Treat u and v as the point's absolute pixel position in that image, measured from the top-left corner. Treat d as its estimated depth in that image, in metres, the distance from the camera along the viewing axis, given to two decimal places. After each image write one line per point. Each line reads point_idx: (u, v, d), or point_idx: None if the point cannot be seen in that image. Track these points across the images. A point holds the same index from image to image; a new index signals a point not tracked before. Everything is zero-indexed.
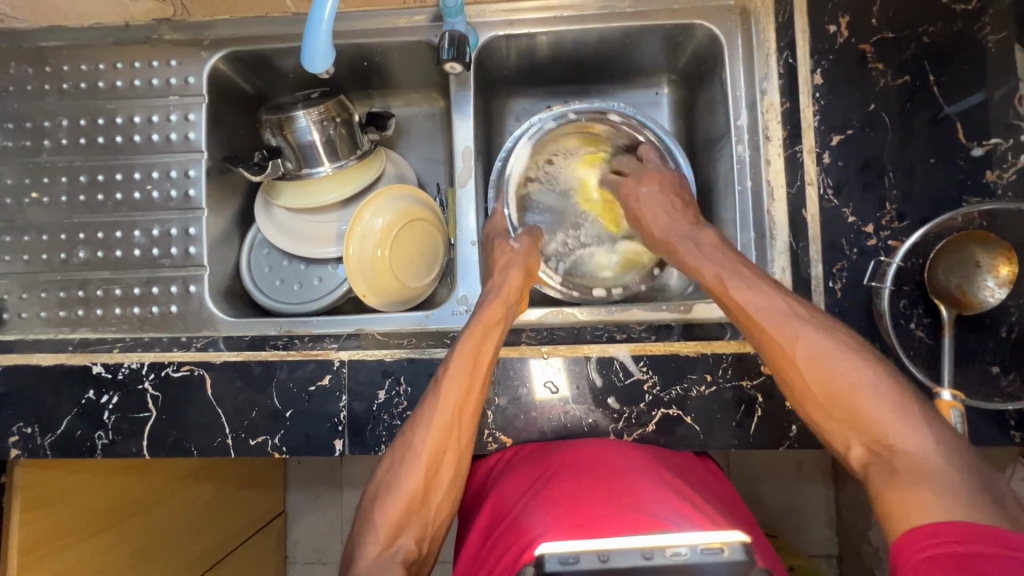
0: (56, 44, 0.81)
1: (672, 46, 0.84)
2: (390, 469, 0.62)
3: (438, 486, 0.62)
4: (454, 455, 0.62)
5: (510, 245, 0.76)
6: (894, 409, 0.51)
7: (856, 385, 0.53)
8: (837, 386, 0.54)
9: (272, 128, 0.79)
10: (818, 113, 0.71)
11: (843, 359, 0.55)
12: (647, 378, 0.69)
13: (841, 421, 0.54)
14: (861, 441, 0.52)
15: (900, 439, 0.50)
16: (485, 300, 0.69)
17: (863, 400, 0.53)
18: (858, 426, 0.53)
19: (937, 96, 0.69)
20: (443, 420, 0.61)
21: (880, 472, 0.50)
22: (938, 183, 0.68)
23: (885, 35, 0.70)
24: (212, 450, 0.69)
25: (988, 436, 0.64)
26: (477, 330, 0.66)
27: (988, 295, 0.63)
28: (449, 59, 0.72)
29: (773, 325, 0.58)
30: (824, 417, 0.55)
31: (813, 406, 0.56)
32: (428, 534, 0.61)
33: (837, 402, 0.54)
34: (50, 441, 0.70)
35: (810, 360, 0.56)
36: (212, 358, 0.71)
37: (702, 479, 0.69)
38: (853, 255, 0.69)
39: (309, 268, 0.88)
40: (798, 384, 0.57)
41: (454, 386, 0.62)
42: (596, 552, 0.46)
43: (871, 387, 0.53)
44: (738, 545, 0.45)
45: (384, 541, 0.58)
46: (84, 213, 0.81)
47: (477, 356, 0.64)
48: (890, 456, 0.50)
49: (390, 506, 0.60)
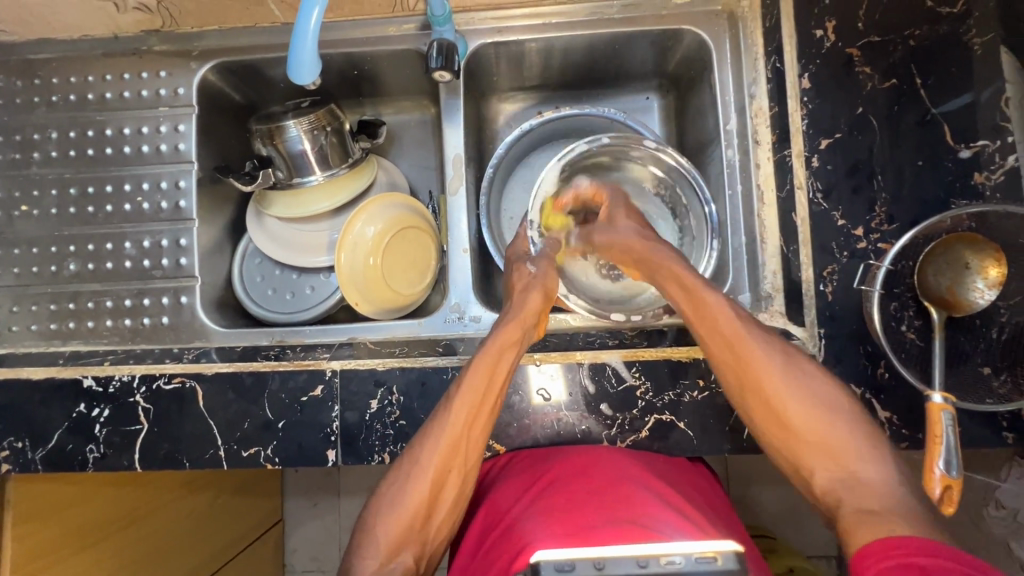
0: (46, 56, 0.81)
1: (661, 51, 0.84)
2: (394, 485, 0.61)
3: (439, 504, 0.62)
4: (459, 475, 0.62)
5: (528, 266, 0.75)
6: (860, 441, 0.55)
7: (829, 417, 0.57)
8: (812, 416, 0.57)
9: (262, 138, 0.79)
10: (806, 117, 0.71)
11: (809, 383, 0.59)
12: (640, 384, 0.69)
13: (815, 449, 0.56)
14: (824, 464, 0.56)
15: (865, 469, 0.53)
16: (502, 320, 0.68)
17: (835, 432, 0.56)
18: (827, 455, 0.56)
19: (925, 98, 0.69)
20: (453, 440, 0.61)
21: (846, 497, 0.52)
22: (927, 186, 0.68)
23: (872, 38, 0.71)
24: (205, 462, 0.69)
25: (980, 438, 0.65)
26: (495, 348, 0.65)
27: (977, 296, 0.63)
28: (437, 68, 0.72)
29: (755, 355, 0.60)
30: (792, 438, 0.58)
31: (784, 434, 0.59)
32: (426, 552, 0.61)
33: (810, 430, 0.57)
34: (41, 455, 0.70)
35: (786, 390, 0.59)
36: (204, 369, 0.71)
37: (694, 485, 0.69)
38: (843, 258, 0.69)
39: (302, 277, 0.88)
40: (775, 412, 0.59)
41: (468, 401, 0.62)
42: (593, 559, 0.45)
43: (836, 409, 0.57)
44: (731, 554, 0.45)
45: (383, 557, 0.58)
46: (75, 225, 0.80)
47: (493, 373, 0.64)
48: (857, 484, 0.53)
49: (391, 522, 0.59)
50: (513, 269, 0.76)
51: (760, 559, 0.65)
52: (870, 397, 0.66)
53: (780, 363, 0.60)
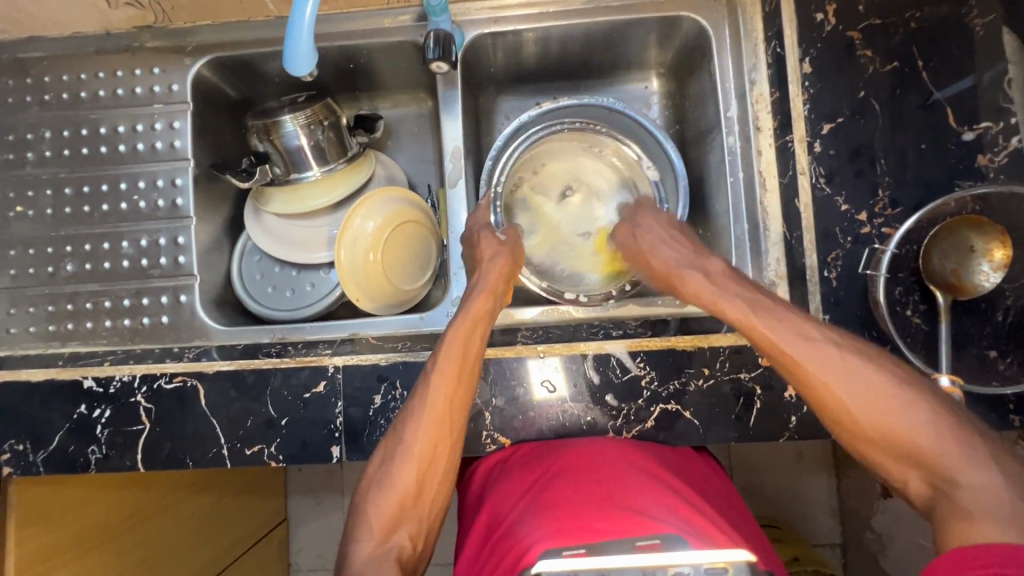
0: (37, 54, 0.80)
1: (659, 39, 0.83)
2: (382, 467, 0.61)
3: (430, 483, 0.61)
4: (446, 449, 0.62)
5: (498, 236, 0.74)
6: (951, 442, 0.51)
7: (911, 425, 0.53)
8: (888, 427, 0.53)
9: (258, 134, 0.79)
10: (807, 102, 0.70)
11: (883, 389, 0.54)
12: (645, 373, 0.68)
13: (901, 458, 0.53)
14: (922, 477, 0.52)
15: (966, 476, 0.49)
16: (471, 293, 0.68)
17: (918, 437, 0.52)
18: (913, 460, 0.52)
19: (927, 81, 0.68)
20: (433, 421, 0.61)
21: (947, 510, 0.49)
22: (929, 169, 0.67)
23: (873, 21, 0.70)
24: (208, 461, 0.69)
25: (988, 422, 0.64)
26: (466, 323, 0.65)
27: (983, 279, 0.63)
28: (435, 59, 0.71)
29: (823, 371, 0.56)
30: (880, 451, 0.55)
31: (864, 446, 0.56)
32: (422, 530, 0.61)
33: (892, 441, 0.53)
34: (42, 458, 0.69)
35: (853, 398, 0.55)
36: (205, 368, 0.70)
37: (702, 476, 0.69)
38: (847, 244, 0.68)
39: (302, 273, 0.88)
40: (846, 422, 0.56)
41: (446, 374, 0.62)
42: (596, 569, 0.45)
43: (920, 418, 0.53)
44: (743, 565, 0.44)
45: (378, 538, 0.59)
46: (71, 225, 0.80)
47: (468, 348, 0.63)
48: (954, 492, 0.49)
49: (381, 503, 0.60)
50: (478, 234, 0.75)
51: (769, 551, 0.65)
52: None
53: (850, 377, 0.56)
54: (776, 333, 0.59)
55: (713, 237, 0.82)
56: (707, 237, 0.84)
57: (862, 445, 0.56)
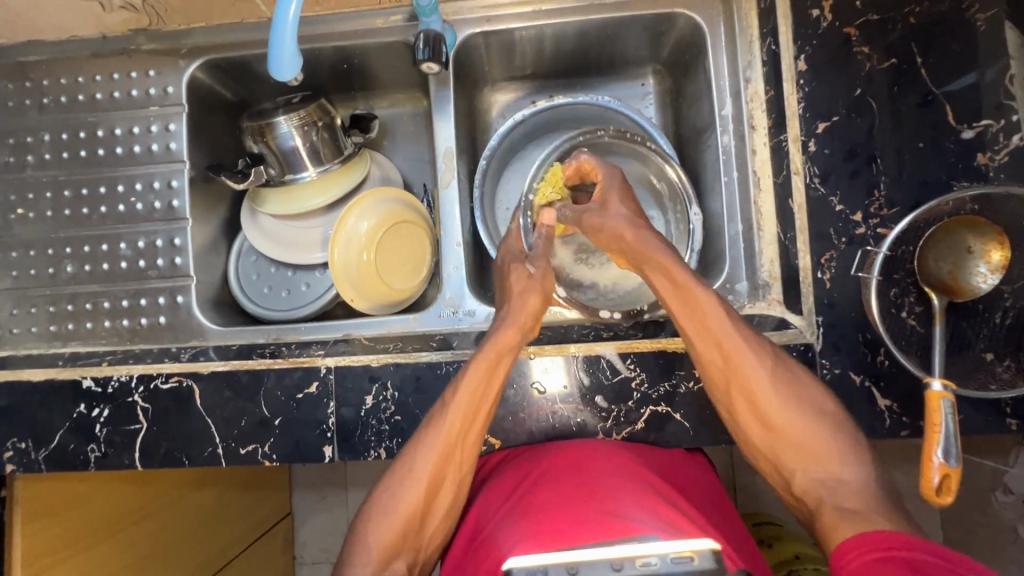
0: (36, 58, 0.81)
1: (654, 37, 0.82)
2: (388, 493, 0.61)
3: (434, 510, 0.62)
4: (455, 481, 0.63)
5: (527, 270, 0.72)
6: (837, 442, 0.58)
7: (810, 419, 0.59)
8: (784, 416, 0.60)
9: (253, 135, 0.79)
10: (802, 101, 0.69)
11: (788, 384, 0.60)
12: (635, 375, 0.68)
13: (793, 447, 0.59)
14: (805, 468, 0.59)
15: (844, 469, 0.57)
16: (498, 325, 0.66)
17: (814, 434, 0.59)
18: (806, 453, 0.59)
19: (926, 78, 0.67)
20: (446, 454, 0.62)
21: (825, 498, 0.56)
22: (927, 167, 0.66)
23: (871, 17, 0.69)
24: (205, 460, 0.70)
25: (984, 425, 0.63)
26: (488, 354, 0.63)
27: (980, 281, 0.62)
28: (424, 60, 0.71)
29: (738, 356, 0.60)
30: (774, 439, 0.60)
31: (764, 434, 0.61)
32: (421, 553, 0.62)
33: (787, 433, 0.60)
34: (44, 456, 0.70)
35: (762, 387, 0.60)
36: (200, 369, 0.71)
37: (690, 476, 0.69)
38: (841, 245, 0.67)
39: (297, 274, 0.88)
40: (757, 407, 0.60)
41: (462, 408, 0.62)
42: (566, 563, 0.45)
43: (813, 414, 0.59)
44: (708, 553, 0.45)
45: (374, 567, 0.58)
46: (70, 227, 0.81)
47: (489, 384, 0.63)
48: (836, 481, 0.57)
49: (382, 533, 0.60)
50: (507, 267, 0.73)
51: (755, 555, 0.65)
52: (869, 385, 0.65)
53: (767, 367, 0.60)
54: (710, 311, 0.61)
55: (708, 237, 0.81)
56: (702, 237, 0.83)
57: (755, 430, 0.61)
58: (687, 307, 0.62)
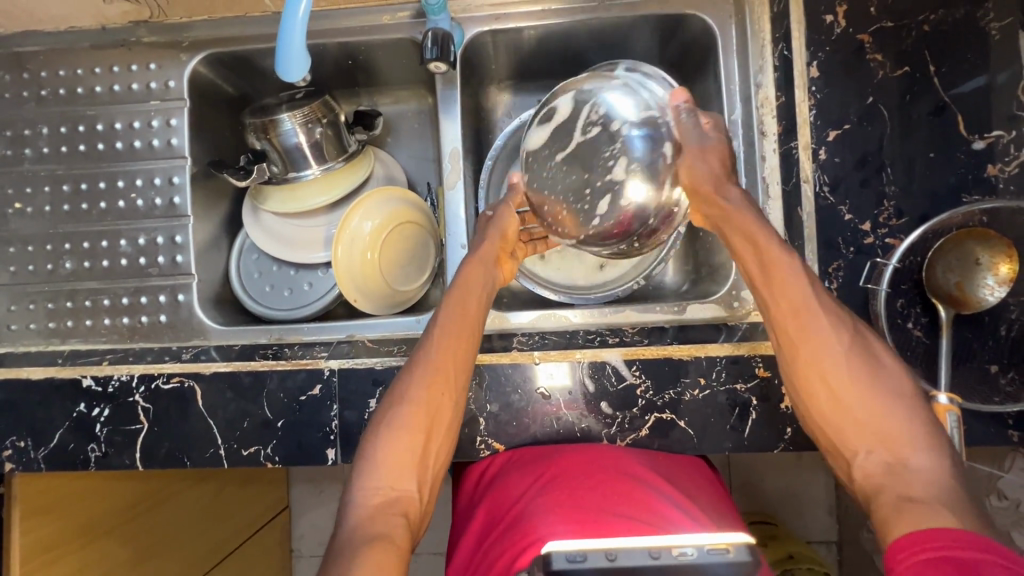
0: (33, 49, 0.79)
1: (664, 37, 0.81)
2: (385, 414, 0.59)
3: (437, 431, 0.60)
4: (451, 396, 0.61)
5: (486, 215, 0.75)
6: (918, 431, 0.51)
7: (896, 406, 0.52)
8: (873, 404, 0.52)
9: (256, 132, 0.78)
10: (813, 108, 0.69)
11: (876, 368, 0.54)
12: (641, 383, 0.68)
13: (868, 436, 0.52)
14: (879, 455, 0.51)
15: (917, 458, 0.49)
16: (472, 249, 0.71)
17: (896, 422, 0.51)
18: (883, 442, 0.51)
19: (938, 87, 0.67)
20: (439, 365, 0.61)
21: (898, 485, 0.48)
22: (938, 179, 0.66)
23: (884, 24, 0.68)
24: (206, 461, 0.69)
25: (985, 436, 0.64)
26: (469, 270, 0.68)
27: (987, 293, 0.62)
28: (432, 59, 0.70)
29: (810, 311, 0.56)
30: (852, 429, 0.53)
31: (845, 422, 0.53)
32: (428, 479, 0.59)
33: (868, 416, 0.52)
34: (43, 454, 0.70)
35: (843, 364, 0.54)
36: (202, 369, 0.71)
37: (697, 484, 0.69)
38: (849, 254, 0.67)
39: (300, 272, 0.87)
40: (834, 387, 0.54)
41: (450, 316, 0.64)
42: (604, 550, 0.47)
43: (898, 404, 0.52)
44: (743, 547, 0.47)
45: (383, 492, 0.56)
46: (69, 222, 0.79)
47: (469, 292, 0.67)
48: (905, 470, 0.49)
49: (388, 452, 0.57)
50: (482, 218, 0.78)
51: None
52: None
53: (842, 331, 0.55)
54: (789, 268, 0.57)
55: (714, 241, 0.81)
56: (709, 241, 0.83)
57: (823, 407, 0.54)
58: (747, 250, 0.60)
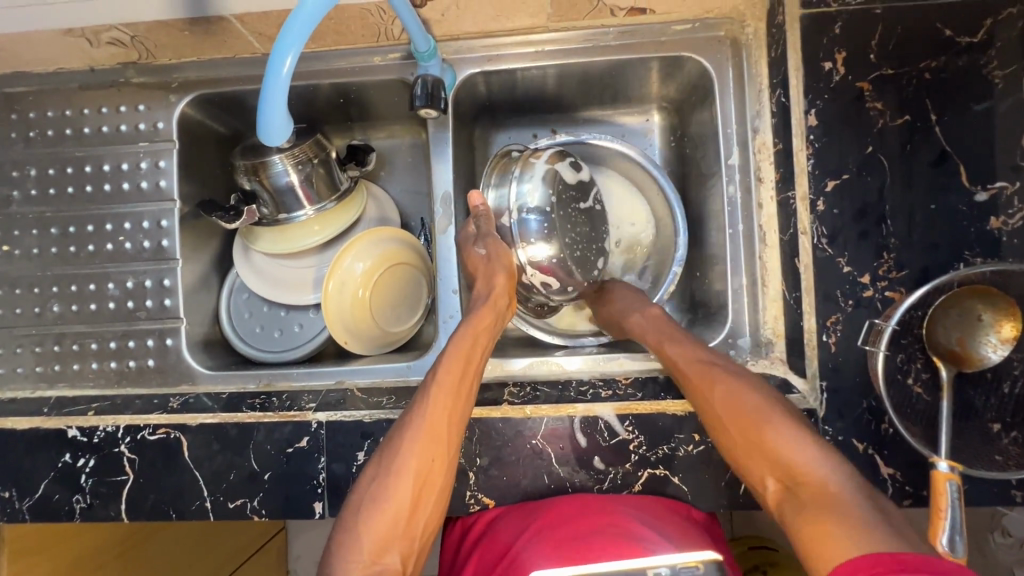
0: (23, 90, 0.78)
1: (660, 76, 0.79)
2: (376, 479, 0.60)
3: (426, 495, 0.61)
4: (443, 463, 0.61)
5: (478, 251, 0.73)
6: (802, 447, 0.55)
7: (777, 427, 0.57)
8: (758, 428, 0.57)
9: (247, 173, 0.76)
10: (812, 157, 0.67)
11: (753, 398, 0.60)
12: (634, 438, 0.66)
13: (762, 460, 0.56)
14: (775, 478, 0.55)
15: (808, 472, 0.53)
16: (476, 305, 0.70)
17: (781, 442, 0.56)
18: (777, 463, 0.55)
19: (940, 137, 0.65)
20: (430, 431, 0.61)
21: (794, 505, 0.52)
22: (939, 231, 0.64)
23: (884, 72, 0.66)
24: (192, 514, 0.68)
25: (987, 496, 0.62)
26: (471, 331, 0.68)
27: (989, 350, 0.60)
28: (422, 107, 0.69)
29: (711, 378, 0.62)
30: (745, 455, 0.58)
31: (738, 452, 0.58)
32: (415, 547, 0.60)
33: (760, 443, 0.57)
34: (28, 505, 0.69)
35: (726, 400, 0.60)
36: (189, 420, 0.70)
37: (698, 538, 0.68)
38: (848, 307, 0.65)
39: (290, 313, 0.86)
40: (718, 419, 0.60)
41: (446, 377, 0.64)
42: None
43: (779, 426, 0.57)
44: (710, 564, 0.62)
45: (367, 558, 0.57)
46: (57, 265, 0.78)
47: (470, 353, 0.66)
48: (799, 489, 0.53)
49: (372, 520, 0.58)
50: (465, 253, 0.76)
51: None
52: (873, 452, 0.64)
53: (731, 386, 0.61)
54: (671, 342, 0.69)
55: (710, 283, 0.80)
56: (704, 281, 0.82)
57: (738, 453, 0.58)
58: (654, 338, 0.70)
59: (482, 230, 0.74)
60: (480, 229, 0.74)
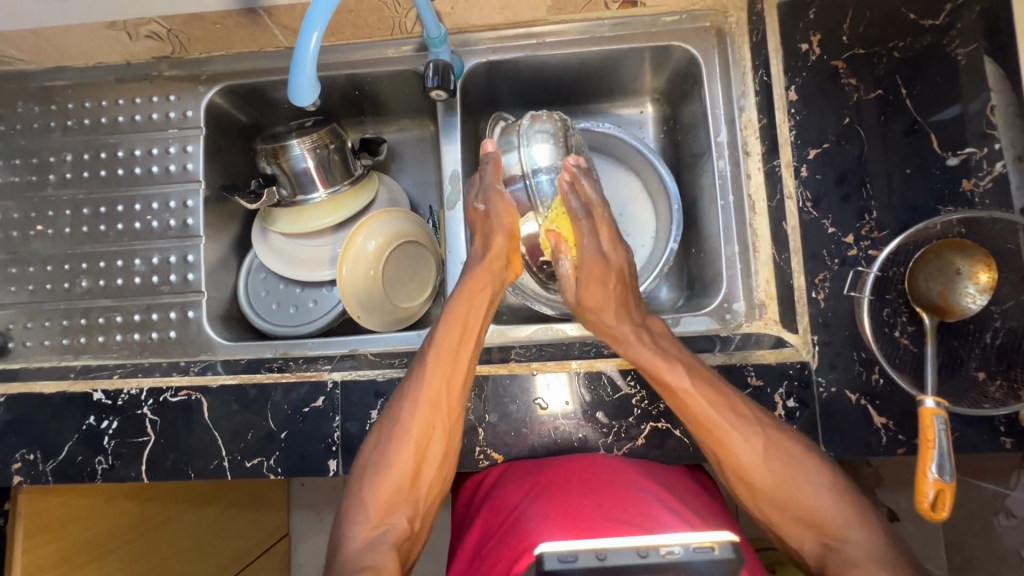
0: (62, 83, 0.85)
1: (651, 68, 0.86)
2: (380, 446, 0.65)
3: (427, 461, 0.65)
4: (444, 428, 0.66)
5: (479, 208, 0.71)
6: (838, 506, 0.60)
7: (810, 489, 0.61)
8: (794, 492, 0.61)
9: (267, 157, 0.82)
10: (793, 129, 0.73)
11: (785, 464, 0.62)
12: (635, 392, 0.69)
13: (797, 523, 0.61)
14: (814, 537, 0.60)
15: (849, 534, 0.58)
16: (473, 264, 0.72)
17: (819, 505, 0.60)
18: (811, 524, 0.61)
19: (911, 108, 0.70)
20: (430, 402, 0.65)
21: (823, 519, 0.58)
22: (916, 193, 0.69)
23: (856, 51, 0.72)
24: (210, 473, 0.71)
25: (976, 441, 0.65)
26: (468, 297, 0.69)
27: (969, 301, 0.64)
28: (434, 88, 0.75)
29: (729, 438, 0.63)
30: (780, 516, 0.62)
31: (767, 506, 0.63)
32: (419, 512, 0.65)
33: (792, 504, 0.61)
34: (51, 467, 0.71)
35: (749, 458, 0.62)
36: (209, 382, 0.73)
37: (692, 490, 0.71)
38: (834, 266, 0.69)
39: (305, 290, 0.91)
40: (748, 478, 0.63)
41: (445, 349, 0.66)
42: (594, 550, 0.44)
43: (816, 490, 0.61)
44: (728, 544, 0.45)
45: (373, 522, 0.63)
46: (87, 243, 0.83)
47: (467, 324, 0.68)
48: (844, 547, 0.58)
49: (378, 486, 0.64)
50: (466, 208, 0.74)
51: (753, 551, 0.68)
52: (865, 403, 0.67)
53: (756, 443, 0.62)
54: (691, 397, 0.63)
55: (705, 258, 0.85)
56: (699, 257, 0.86)
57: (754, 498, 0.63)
58: (647, 364, 0.65)
59: (486, 183, 0.71)
60: (484, 181, 0.71)
